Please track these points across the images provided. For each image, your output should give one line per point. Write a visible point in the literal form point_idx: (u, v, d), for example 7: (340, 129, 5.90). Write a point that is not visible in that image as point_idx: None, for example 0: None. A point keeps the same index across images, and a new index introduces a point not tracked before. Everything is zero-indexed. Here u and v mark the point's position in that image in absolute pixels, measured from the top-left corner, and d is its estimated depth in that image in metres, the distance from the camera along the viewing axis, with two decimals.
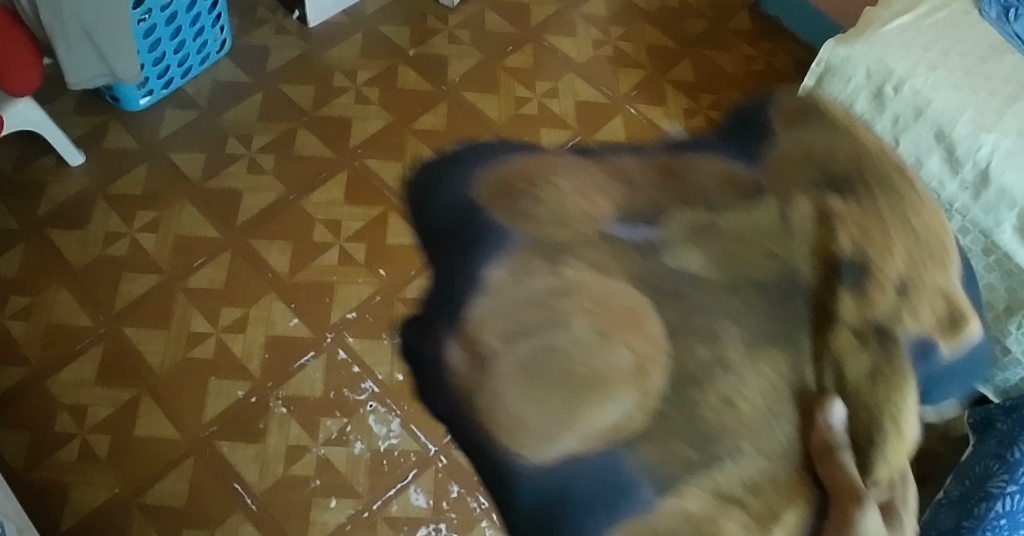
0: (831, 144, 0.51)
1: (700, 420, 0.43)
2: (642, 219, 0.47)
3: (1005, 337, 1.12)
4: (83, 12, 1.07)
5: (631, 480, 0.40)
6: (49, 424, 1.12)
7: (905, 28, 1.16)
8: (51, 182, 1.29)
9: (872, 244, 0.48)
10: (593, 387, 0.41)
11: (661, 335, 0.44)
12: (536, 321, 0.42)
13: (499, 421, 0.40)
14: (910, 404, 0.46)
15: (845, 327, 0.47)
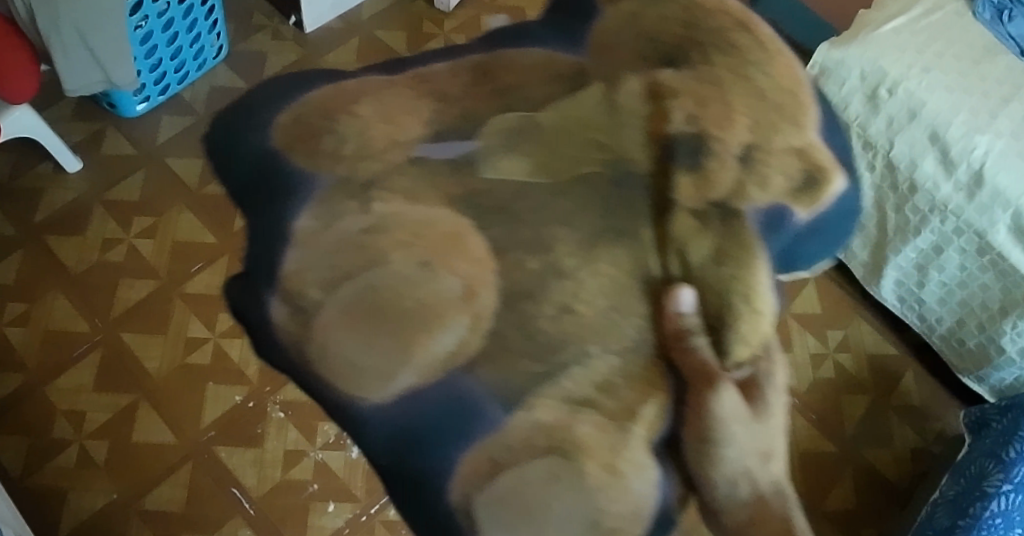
0: (656, 36, 0.68)
1: (535, 327, 0.55)
2: (456, 136, 0.63)
3: (999, 338, 1.18)
4: (78, 19, 1.08)
5: (468, 395, 0.53)
6: (48, 430, 1.12)
7: (899, 30, 1.16)
8: (49, 188, 1.29)
9: (708, 117, 0.63)
10: (417, 315, 0.55)
11: (482, 249, 0.58)
12: (361, 262, 0.57)
13: (357, 379, 0.54)
14: (755, 272, 0.59)
15: (681, 212, 0.60)
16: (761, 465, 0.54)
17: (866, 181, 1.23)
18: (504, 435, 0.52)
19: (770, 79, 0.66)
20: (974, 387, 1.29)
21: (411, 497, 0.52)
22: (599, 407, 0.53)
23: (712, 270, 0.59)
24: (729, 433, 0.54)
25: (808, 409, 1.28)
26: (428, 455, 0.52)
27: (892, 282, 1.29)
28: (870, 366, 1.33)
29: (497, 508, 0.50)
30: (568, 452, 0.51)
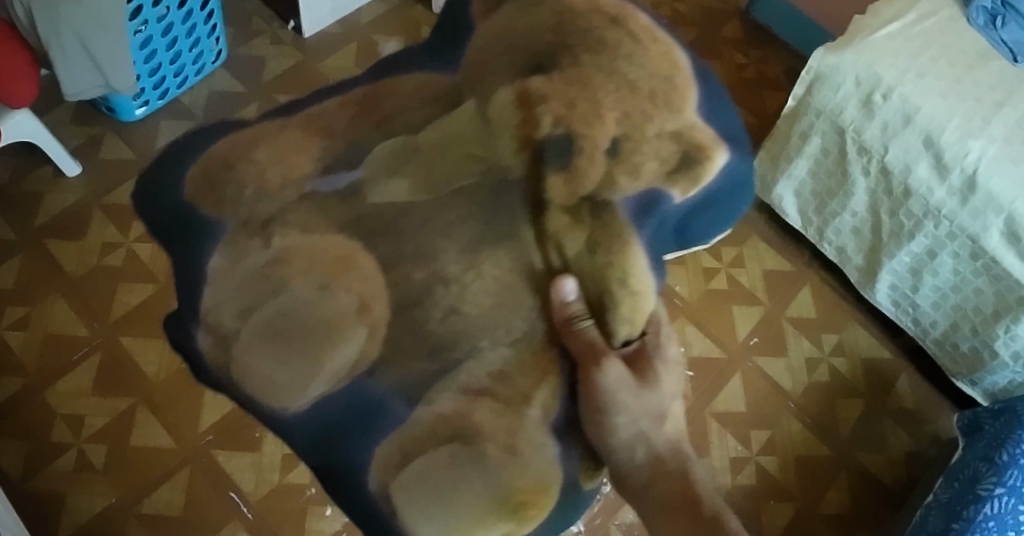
0: (527, 47, 0.71)
1: (427, 331, 0.66)
2: (342, 167, 0.70)
3: (992, 341, 1.20)
4: (78, 24, 1.08)
5: (373, 395, 0.66)
6: (46, 433, 1.12)
7: (894, 35, 1.16)
8: (48, 192, 1.29)
9: (575, 119, 0.68)
10: (319, 329, 0.66)
11: (373, 267, 0.67)
12: (266, 286, 0.67)
13: (275, 389, 0.66)
14: (632, 262, 0.67)
15: (554, 212, 0.68)
16: (655, 426, 0.71)
17: (861, 186, 1.24)
18: (406, 429, 0.65)
19: (642, 70, 0.69)
20: (967, 391, 1.30)
21: (337, 484, 0.66)
22: (495, 395, 0.66)
23: (587, 259, 0.67)
24: (618, 401, 0.66)
25: (803, 412, 1.29)
26: (347, 451, 0.66)
27: (886, 286, 1.30)
28: (864, 369, 1.34)
29: (413, 491, 0.64)
30: (468, 441, 0.65)
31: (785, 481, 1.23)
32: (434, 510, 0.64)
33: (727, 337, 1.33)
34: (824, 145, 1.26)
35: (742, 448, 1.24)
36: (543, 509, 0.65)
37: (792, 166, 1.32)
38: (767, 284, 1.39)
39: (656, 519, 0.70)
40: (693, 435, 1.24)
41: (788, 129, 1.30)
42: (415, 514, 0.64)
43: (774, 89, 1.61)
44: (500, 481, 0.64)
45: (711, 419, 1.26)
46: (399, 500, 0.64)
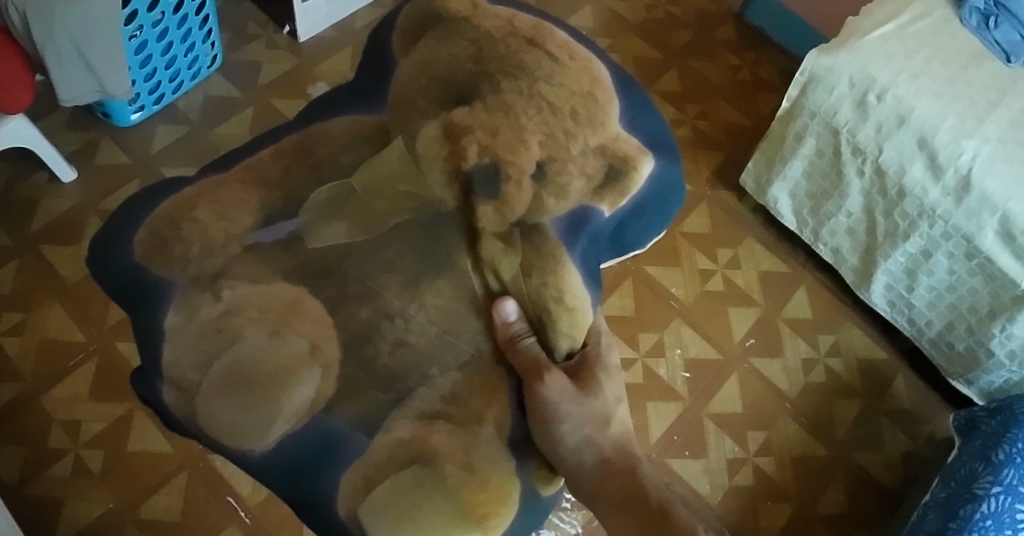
0: (450, 79, 0.83)
1: (377, 364, 0.76)
2: (282, 218, 0.81)
3: (989, 341, 1.20)
4: (73, 28, 1.08)
5: (329, 429, 0.74)
6: (43, 439, 1.12)
7: (887, 36, 1.17)
8: (43, 198, 1.29)
9: (500, 148, 0.79)
10: (273, 374, 0.74)
11: (319, 310, 0.77)
12: (224, 340, 0.75)
13: (242, 430, 0.74)
14: (571, 275, 0.78)
15: (490, 239, 0.79)
16: (600, 431, 0.76)
17: (856, 187, 1.24)
18: (369, 456, 0.73)
19: (560, 88, 0.81)
20: (963, 390, 1.31)
21: (309, 516, 0.73)
22: (450, 416, 0.75)
23: (523, 282, 0.78)
24: (563, 411, 0.74)
25: (799, 413, 1.29)
26: (313, 484, 0.73)
27: (881, 287, 1.31)
28: (860, 370, 1.34)
29: (381, 512, 0.71)
30: (426, 465, 0.72)
31: (782, 482, 1.23)
32: (401, 529, 0.70)
33: (724, 339, 1.33)
34: (818, 146, 1.26)
35: (739, 449, 1.25)
36: (504, 518, 0.73)
37: (787, 167, 1.32)
38: (763, 285, 1.39)
39: (611, 520, 0.74)
40: (690, 437, 1.24)
41: (783, 131, 1.30)
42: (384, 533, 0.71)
43: (768, 91, 1.62)
44: (459, 499, 0.71)
45: (707, 421, 1.26)
46: (368, 522, 0.71)
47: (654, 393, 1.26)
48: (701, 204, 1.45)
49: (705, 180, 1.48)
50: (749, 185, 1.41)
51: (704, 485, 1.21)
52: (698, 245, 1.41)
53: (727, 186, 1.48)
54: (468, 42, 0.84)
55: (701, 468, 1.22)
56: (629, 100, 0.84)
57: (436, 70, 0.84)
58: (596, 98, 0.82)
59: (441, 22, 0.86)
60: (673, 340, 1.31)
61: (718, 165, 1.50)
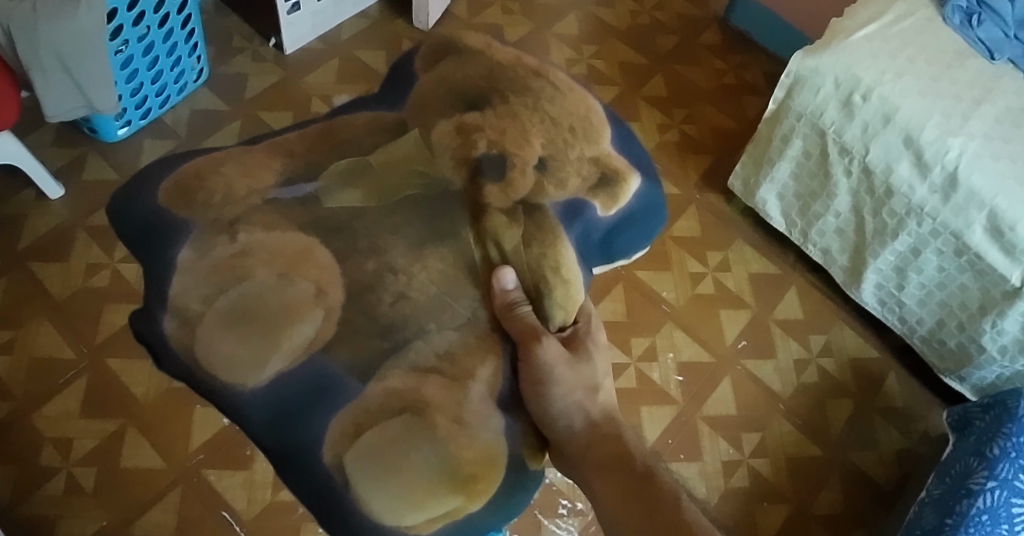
0: (464, 90, 0.85)
1: (378, 312, 0.75)
2: (300, 179, 0.80)
3: (980, 337, 1.20)
4: (57, 42, 1.08)
5: (329, 370, 0.72)
6: (35, 458, 1.11)
7: (871, 37, 1.18)
8: (31, 214, 1.29)
9: (508, 143, 0.82)
10: (280, 312, 0.73)
11: (328, 258, 0.76)
12: (233, 276, 0.74)
13: (241, 360, 0.72)
14: (569, 260, 0.79)
15: (497, 213, 0.79)
16: (590, 398, 0.76)
17: (844, 186, 1.25)
18: (362, 402, 0.71)
19: (561, 108, 0.84)
20: (956, 387, 1.31)
21: (291, 464, 0.70)
22: (444, 371, 0.73)
23: (524, 253, 0.78)
24: (556, 375, 0.74)
25: (793, 414, 1.29)
26: (301, 425, 0.70)
27: (871, 285, 1.31)
28: (852, 369, 1.35)
29: (365, 461, 0.69)
30: (418, 417, 0.70)
31: (778, 483, 1.23)
32: (386, 480, 0.68)
33: (716, 341, 1.33)
34: (805, 147, 1.27)
35: (734, 450, 1.25)
36: (490, 483, 0.70)
37: (774, 169, 1.33)
38: (753, 288, 1.39)
39: (599, 486, 0.74)
40: (685, 440, 1.24)
41: (769, 133, 1.31)
42: (366, 484, 0.68)
43: (754, 94, 1.63)
44: (450, 453, 0.69)
45: (701, 424, 1.26)
46: (351, 469, 0.69)
47: (647, 396, 1.26)
48: (690, 208, 1.46)
49: (693, 184, 1.48)
50: (737, 188, 1.42)
51: (699, 487, 1.21)
52: (689, 249, 1.41)
53: (715, 189, 1.49)
54: (479, 68, 0.86)
55: (696, 471, 1.22)
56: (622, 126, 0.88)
57: (453, 83, 0.86)
58: (594, 114, 0.86)
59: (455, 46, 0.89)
60: (666, 344, 1.31)
61: (706, 169, 1.51)
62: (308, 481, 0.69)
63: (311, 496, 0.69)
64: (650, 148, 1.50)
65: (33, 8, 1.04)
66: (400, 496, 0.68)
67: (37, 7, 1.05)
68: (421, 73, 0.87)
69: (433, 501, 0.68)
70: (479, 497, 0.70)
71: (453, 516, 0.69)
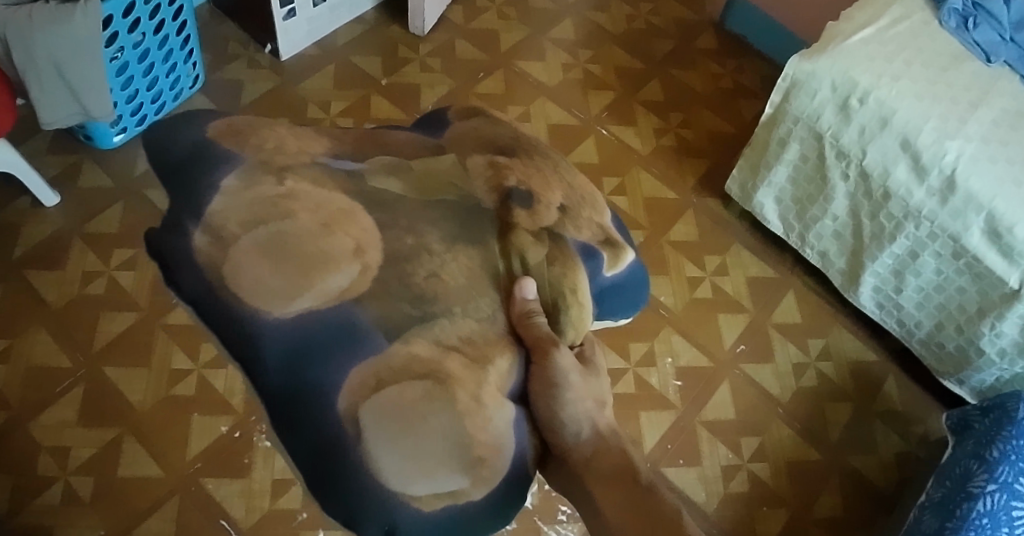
0: (496, 138, 0.91)
1: (411, 280, 0.77)
2: (349, 158, 0.85)
3: (978, 340, 1.20)
4: (54, 50, 1.07)
5: (360, 320, 0.75)
6: (31, 467, 1.11)
7: (868, 40, 1.18)
8: (26, 223, 1.28)
9: (534, 184, 0.88)
10: (319, 257, 0.77)
11: (368, 221, 0.80)
12: (276, 216, 0.78)
13: (272, 289, 0.75)
14: (582, 294, 0.84)
15: (522, 232, 0.84)
16: (598, 412, 0.79)
17: (841, 190, 1.25)
18: (385, 357, 0.73)
19: (577, 178, 0.92)
20: (955, 390, 1.31)
21: (304, 402, 0.71)
22: (464, 353, 0.75)
23: (546, 269, 0.83)
24: (569, 381, 0.77)
25: (792, 418, 1.29)
26: (320, 366, 0.72)
27: (870, 289, 1.31)
28: (851, 373, 1.35)
29: (381, 419, 0.71)
30: (441, 392, 0.72)
31: (777, 486, 1.23)
32: (397, 442, 0.70)
33: (715, 346, 1.33)
34: (802, 151, 1.27)
35: (734, 455, 1.24)
36: (493, 469, 0.72)
37: (771, 173, 1.33)
38: (751, 292, 1.39)
39: (601, 494, 0.76)
40: (684, 445, 1.24)
41: (766, 137, 1.31)
42: (377, 443, 0.70)
43: (751, 99, 1.63)
44: (464, 434, 0.71)
45: (700, 429, 1.25)
46: (365, 422, 0.71)
47: (646, 402, 1.26)
48: (687, 212, 1.46)
49: (690, 189, 1.48)
50: (734, 192, 1.42)
51: (698, 492, 1.20)
52: (686, 253, 1.41)
53: (712, 193, 1.49)
54: (508, 132, 0.92)
55: (695, 476, 1.21)
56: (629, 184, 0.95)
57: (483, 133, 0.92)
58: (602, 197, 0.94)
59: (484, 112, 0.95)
60: (664, 349, 1.31)
61: (703, 173, 1.50)
62: (316, 427, 0.71)
63: (314, 443, 0.70)
64: (647, 153, 1.51)
65: (29, 16, 1.04)
66: (409, 461, 0.70)
67: (33, 15, 1.04)
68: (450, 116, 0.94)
69: (438, 475, 0.70)
70: (482, 483, 0.72)
71: (454, 498, 0.71)
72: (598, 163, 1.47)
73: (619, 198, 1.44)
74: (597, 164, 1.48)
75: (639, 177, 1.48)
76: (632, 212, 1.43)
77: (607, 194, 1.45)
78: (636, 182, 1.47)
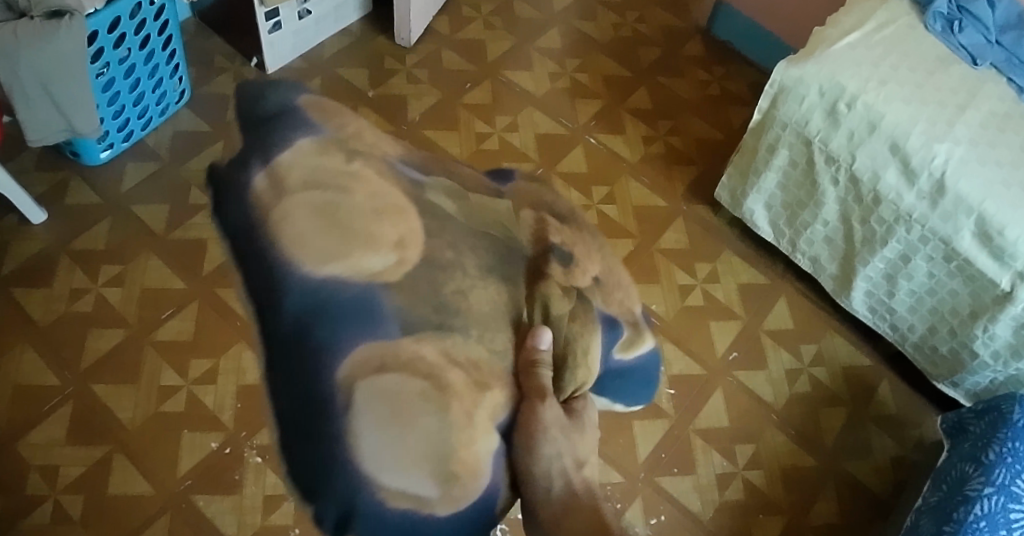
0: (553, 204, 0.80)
1: (439, 288, 0.62)
2: (412, 165, 0.68)
3: (972, 342, 1.19)
4: (40, 68, 1.07)
5: (383, 315, 0.60)
6: (20, 487, 1.10)
7: (854, 45, 1.18)
8: (14, 241, 1.27)
9: (578, 250, 0.75)
10: (359, 232, 0.61)
11: (417, 228, 0.63)
12: (333, 184, 0.62)
13: (306, 248, 0.59)
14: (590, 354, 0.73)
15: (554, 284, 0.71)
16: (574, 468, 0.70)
17: (831, 195, 1.24)
18: (390, 346, 0.59)
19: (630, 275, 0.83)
20: (950, 393, 1.30)
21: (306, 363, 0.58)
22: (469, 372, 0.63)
23: (567, 326, 0.71)
24: (547, 438, 0.66)
25: (785, 424, 1.28)
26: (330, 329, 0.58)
27: (861, 293, 1.31)
28: (844, 378, 1.34)
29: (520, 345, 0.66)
30: (445, 385, 0.61)
31: (773, 493, 1.22)
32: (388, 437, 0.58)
33: (707, 353, 1.32)
34: (791, 156, 1.26)
35: (728, 463, 1.24)
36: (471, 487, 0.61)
37: (761, 179, 1.33)
38: (743, 298, 1.39)
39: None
40: (678, 454, 1.23)
41: (755, 143, 1.31)
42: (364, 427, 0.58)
43: (738, 104, 1.63)
44: (450, 444, 0.60)
45: (695, 437, 1.25)
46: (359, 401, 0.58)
47: (640, 411, 1.25)
48: (677, 220, 1.45)
49: (679, 196, 1.48)
50: (724, 198, 1.41)
51: (694, 501, 1.20)
52: (677, 260, 1.41)
53: (703, 201, 1.48)
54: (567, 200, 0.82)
55: (690, 484, 1.21)
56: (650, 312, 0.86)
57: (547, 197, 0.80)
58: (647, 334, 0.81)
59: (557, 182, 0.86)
60: None
61: (692, 180, 1.50)
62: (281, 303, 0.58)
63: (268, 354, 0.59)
64: (636, 160, 1.51)
65: (13, 31, 1.03)
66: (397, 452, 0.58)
67: (18, 31, 1.03)
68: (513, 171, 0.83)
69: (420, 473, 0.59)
70: (450, 502, 0.60)
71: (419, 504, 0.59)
72: (588, 172, 1.47)
73: (610, 207, 1.44)
74: (586, 173, 1.47)
75: (628, 185, 1.48)
76: (622, 220, 1.43)
77: (597, 203, 1.45)
78: (626, 191, 1.47)
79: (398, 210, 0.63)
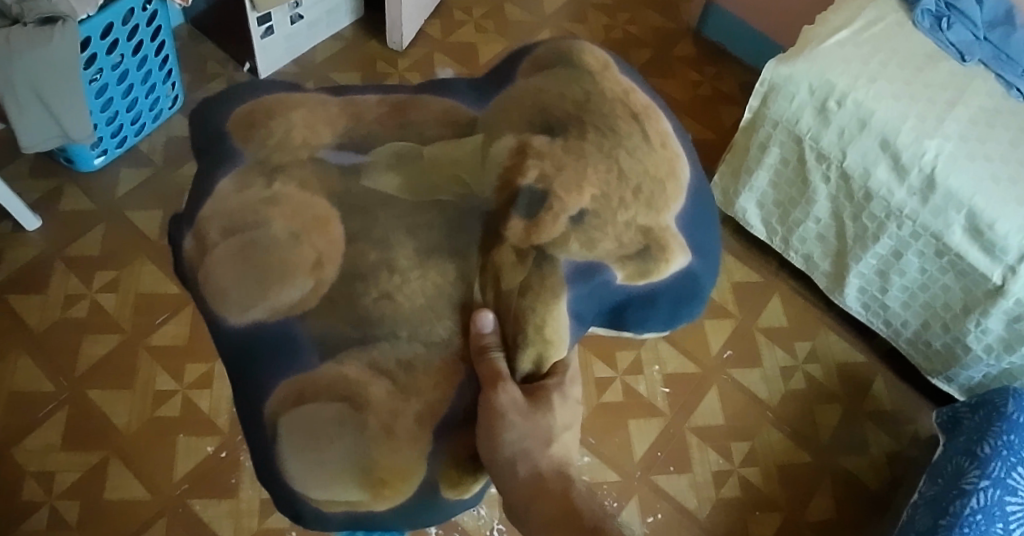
0: (547, 110, 0.76)
1: (360, 302, 0.70)
2: (352, 148, 0.77)
3: (965, 336, 1.20)
4: (33, 74, 1.07)
5: (298, 339, 0.68)
6: (16, 493, 1.10)
7: (843, 43, 1.19)
8: (8, 248, 1.27)
9: (559, 182, 0.72)
10: (276, 266, 0.70)
11: (340, 234, 0.72)
12: (246, 219, 0.72)
13: (219, 305, 0.70)
14: (550, 317, 0.68)
15: (507, 247, 0.71)
16: (541, 448, 0.65)
17: (822, 192, 1.25)
18: (309, 373, 0.67)
19: (638, 163, 0.73)
20: (944, 389, 1.31)
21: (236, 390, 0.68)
22: (395, 378, 0.67)
23: (516, 297, 0.68)
24: (506, 420, 0.64)
25: (781, 421, 1.29)
26: (254, 373, 0.67)
27: (855, 290, 1.31)
28: (839, 375, 1.35)
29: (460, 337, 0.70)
30: (355, 398, 0.66)
31: (769, 490, 1.22)
32: (303, 450, 0.65)
33: (701, 352, 1.33)
34: (782, 154, 1.27)
35: (725, 460, 1.24)
36: (399, 491, 0.65)
37: (752, 178, 1.33)
38: (737, 297, 1.39)
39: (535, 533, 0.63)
40: (674, 453, 1.23)
41: (746, 142, 1.31)
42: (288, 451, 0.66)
43: (730, 104, 1.63)
44: (370, 456, 0.65)
45: (689, 435, 1.25)
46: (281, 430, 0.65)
47: (635, 410, 1.25)
48: None
49: None
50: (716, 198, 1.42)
51: (690, 500, 1.20)
52: None
53: None
54: (578, 90, 0.77)
55: (686, 482, 1.21)
56: (689, 220, 0.74)
57: (543, 98, 0.77)
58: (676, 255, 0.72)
59: (569, 64, 0.80)
60: (650, 357, 1.31)
61: None
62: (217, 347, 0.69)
63: None
64: None
65: (7, 39, 1.04)
66: (316, 467, 0.65)
67: (12, 38, 1.04)
68: (520, 65, 0.81)
69: (345, 481, 0.65)
70: (383, 499, 0.65)
71: (352, 505, 0.65)
72: None
73: None
74: None
75: None
76: None
77: None
78: None
79: (322, 223, 0.72)
